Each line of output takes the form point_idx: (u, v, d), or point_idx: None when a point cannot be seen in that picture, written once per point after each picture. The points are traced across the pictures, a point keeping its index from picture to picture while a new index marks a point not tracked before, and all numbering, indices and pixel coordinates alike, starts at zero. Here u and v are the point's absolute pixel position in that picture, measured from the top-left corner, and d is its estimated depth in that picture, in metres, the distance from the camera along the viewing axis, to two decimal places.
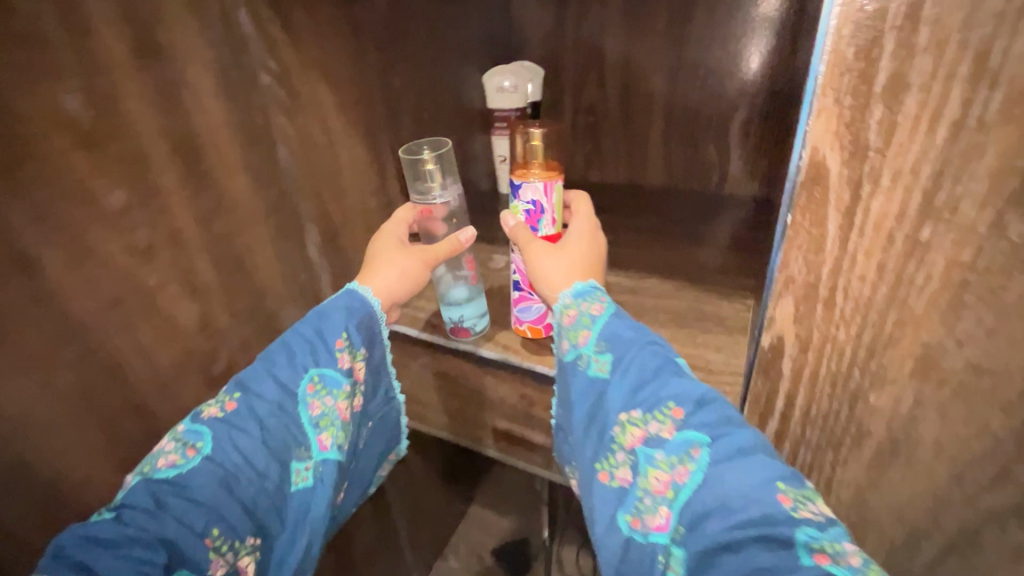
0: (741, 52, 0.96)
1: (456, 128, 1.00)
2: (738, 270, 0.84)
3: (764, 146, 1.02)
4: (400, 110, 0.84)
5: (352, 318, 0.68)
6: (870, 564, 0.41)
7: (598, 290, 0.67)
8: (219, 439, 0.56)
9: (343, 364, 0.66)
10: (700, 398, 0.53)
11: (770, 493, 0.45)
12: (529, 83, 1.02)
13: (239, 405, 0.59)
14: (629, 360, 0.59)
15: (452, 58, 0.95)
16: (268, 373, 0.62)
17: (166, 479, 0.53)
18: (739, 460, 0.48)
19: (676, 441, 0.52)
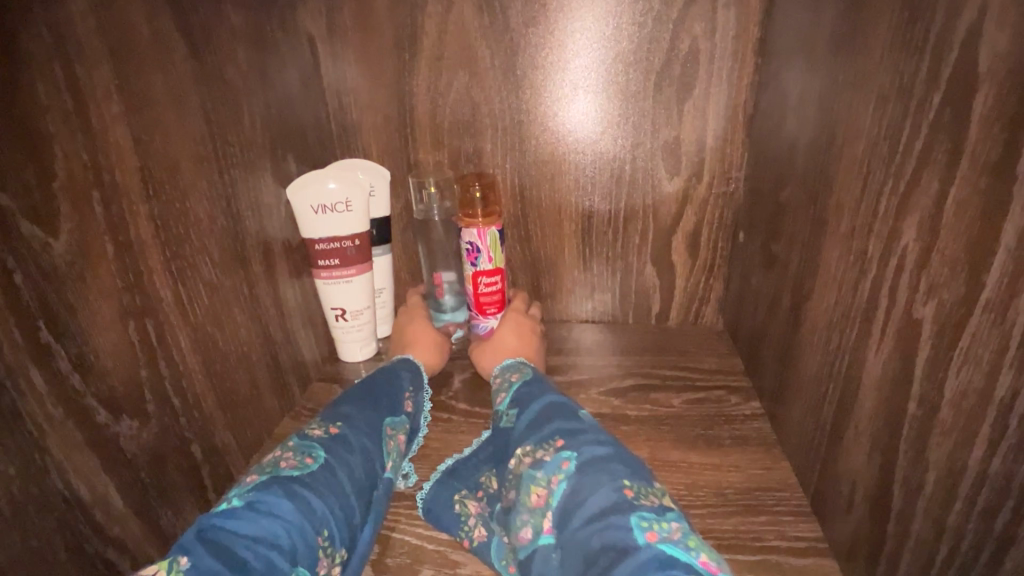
0: (674, 141, 0.67)
1: (239, 290, 0.55)
2: (792, 506, 0.49)
3: (722, 262, 0.72)
4: (73, 301, 0.38)
5: (415, 381, 0.60)
6: (699, 545, 0.35)
7: (518, 365, 0.60)
8: (329, 452, 0.45)
9: (409, 409, 0.57)
10: (587, 428, 0.46)
11: (615, 483, 0.39)
12: (359, 170, 0.68)
13: (343, 432, 0.48)
14: (529, 402, 0.52)
15: (211, 178, 0.51)
16: (358, 406, 0.52)
17: (290, 482, 0.41)
18: (614, 462, 0.42)
19: (549, 461, 0.44)
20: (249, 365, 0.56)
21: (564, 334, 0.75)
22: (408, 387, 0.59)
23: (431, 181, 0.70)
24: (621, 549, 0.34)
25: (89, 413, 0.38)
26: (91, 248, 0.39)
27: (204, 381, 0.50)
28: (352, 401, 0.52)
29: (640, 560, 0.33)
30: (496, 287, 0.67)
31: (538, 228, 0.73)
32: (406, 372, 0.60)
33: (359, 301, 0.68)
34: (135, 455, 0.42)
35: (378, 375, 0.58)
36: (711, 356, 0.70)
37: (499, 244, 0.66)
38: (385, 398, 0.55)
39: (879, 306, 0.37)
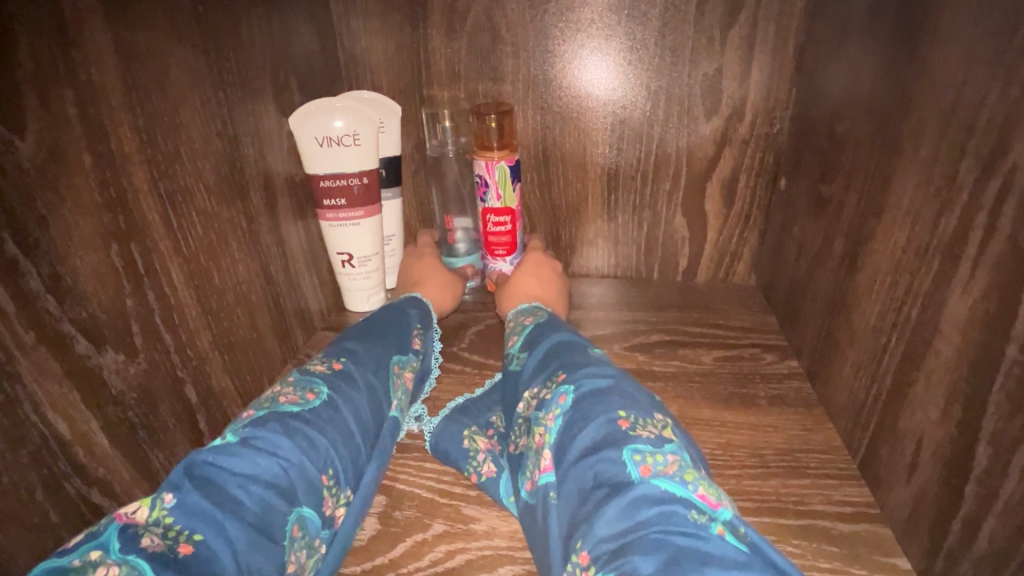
0: (715, 75, 0.61)
1: (238, 223, 0.50)
2: (837, 469, 0.44)
3: (759, 214, 0.66)
4: (44, 216, 0.33)
5: (425, 318, 0.57)
6: (699, 478, 0.32)
7: (535, 308, 0.56)
8: (332, 389, 0.42)
9: (417, 347, 0.53)
10: (592, 361, 0.43)
11: (609, 414, 0.36)
12: (366, 99, 0.63)
13: (348, 366, 0.44)
14: (540, 342, 0.48)
15: (204, 95, 0.46)
16: (365, 341, 0.48)
17: (290, 419, 0.38)
18: (610, 391, 0.38)
19: (544, 398, 0.41)
20: (249, 306, 0.52)
21: (585, 288, 0.70)
22: (417, 325, 0.55)
23: (446, 113, 0.66)
24: (613, 486, 0.31)
25: (67, 342, 0.34)
26: (66, 156, 0.34)
27: (199, 319, 0.46)
28: (355, 333, 0.49)
29: (631, 498, 0.30)
30: (504, 227, 0.63)
31: (560, 173, 0.68)
32: (416, 309, 0.56)
33: (367, 246, 0.63)
34: (123, 391, 0.38)
35: (388, 309, 0.54)
36: (743, 314, 0.65)
37: (509, 181, 0.62)
38: (393, 332, 0.51)
39: (972, 237, 0.32)
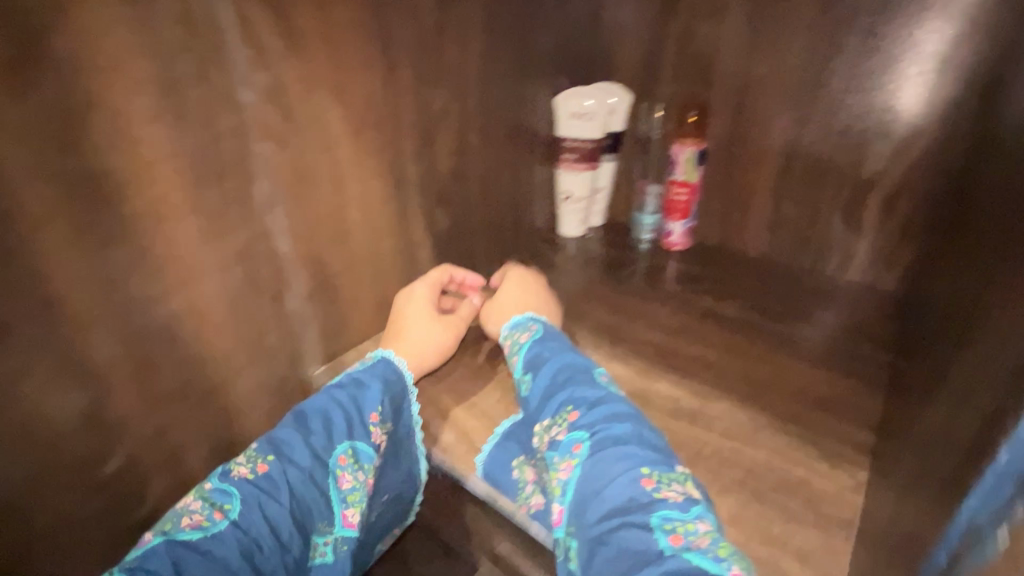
0: (901, 102, 0.70)
1: (510, 157, 0.84)
2: (857, 421, 0.60)
3: (918, 230, 0.74)
4: (433, 137, 0.70)
5: (387, 392, 0.63)
6: (729, 553, 0.43)
7: (531, 321, 0.70)
8: (243, 490, 0.52)
9: (377, 437, 0.61)
10: (599, 401, 0.56)
11: (630, 475, 0.48)
12: (609, 88, 0.88)
13: (272, 470, 0.54)
14: (552, 368, 0.61)
15: (513, 78, 0.78)
16: (298, 433, 0.56)
17: (179, 546, 0.47)
18: (623, 444, 0.51)
19: (565, 441, 0.54)
20: (503, 207, 0.86)
21: (735, 259, 0.89)
22: (376, 407, 0.61)
23: (660, 104, 0.89)
24: (648, 558, 0.42)
25: (426, 198, 0.72)
26: (447, 108, 0.70)
27: (477, 204, 0.81)
28: (294, 421, 0.57)
29: (666, 566, 0.41)
30: (682, 196, 0.86)
31: (741, 164, 0.85)
32: (379, 384, 0.63)
33: (581, 189, 0.92)
34: (439, 229, 0.76)
35: (346, 395, 0.60)
36: (868, 311, 0.76)
37: (693, 161, 0.84)
38: (342, 418, 0.59)
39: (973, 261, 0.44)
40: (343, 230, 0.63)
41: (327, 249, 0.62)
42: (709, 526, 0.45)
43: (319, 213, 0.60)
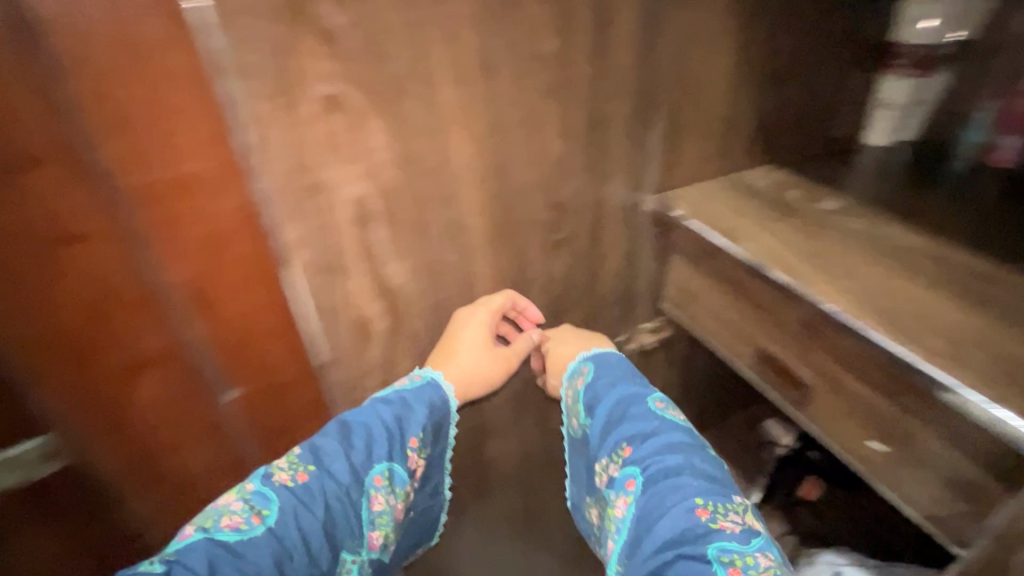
0: None
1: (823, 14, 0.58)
2: None
3: None
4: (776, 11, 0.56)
5: (430, 418, 0.49)
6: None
7: (586, 364, 0.56)
8: (285, 504, 0.38)
9: (412, 461, 0.47)
10: (653, 433, 0.47)
11: (682, 502, 0.43)
12: None
13: (315, 477, 0.40)
14: (613, 384, 0.52)
15: None
16: (345, 438, 0.42)
17: (220, 549, 0.35)
18: (682, 476, 0.44)
19: (618, 476, 0.48)
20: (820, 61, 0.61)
21: None
22: (420, 429, 0.47)
23: None
24: None
25: (759, 76, 0.59)
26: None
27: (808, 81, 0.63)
28: (315, 445, 0.41)
29: None
30: None
31: None
32: (424, 406, 0.48)
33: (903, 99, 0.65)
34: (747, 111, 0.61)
35: (391, 414, 0.45)
36: None
37: None
38: (383, 440, 0.44)
39: None
40: (700, 75, 0.56)
41: (681, 103, 0.57)
42: (772, 561, 0.41)
43: (683, 86, 0.56)
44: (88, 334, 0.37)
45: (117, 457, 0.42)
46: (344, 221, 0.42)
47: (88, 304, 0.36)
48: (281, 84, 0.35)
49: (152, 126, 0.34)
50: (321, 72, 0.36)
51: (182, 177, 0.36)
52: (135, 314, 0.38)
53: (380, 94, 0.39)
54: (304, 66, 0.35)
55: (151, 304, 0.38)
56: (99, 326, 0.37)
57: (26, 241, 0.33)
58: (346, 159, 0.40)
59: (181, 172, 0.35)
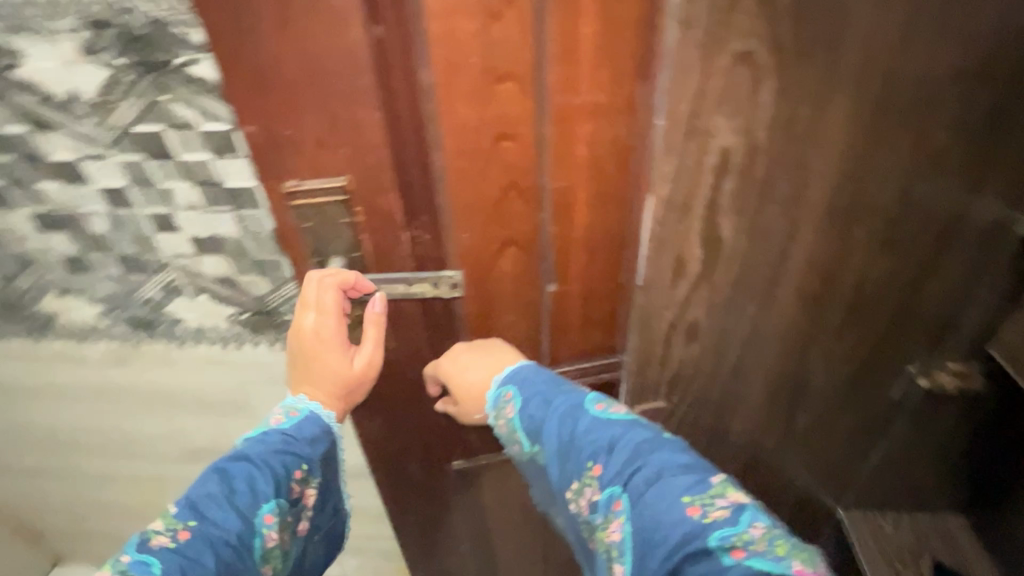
0: None
1: None
2: None
3: None
4: None
5: (313, 447, 0.55)
6: (789, 550, 0.37)
7: (503, 386, 0.55)
8: (166, 563, 0.41)
9: (293, 491, 0.53)
10: (613, 440, 0.46)
11: (669, 508, 0.40)
12: None
13: (196, 531, 0.43)
14: (550, 414, 0.50)
15: None
16: (219, 493, 0.46)
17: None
18: (663, 478, 0.42)
19: (602, 500, 0.45)
20: None
21: None
22: (302, 463, 0.54)
23: None
24: None
25: None
26: None
27: None
28: (198, 493, 0.46)
29: None
30: None
31: None
32: (280, 447, 0.52)
33: None
34: None
35: (268, 452, 0.51)
36: None
37: None
38: (252, 469, 0.49)
39: None
40: None
41: None
42: (765, 527, 0.38)
43: None
44: (490, 211, 0.50)
45: (476, 303, 0.57)
46: (709, 171, 0.44)
47: (504, 182, 0.49)
48: (708, 40, 0.38)
49: (581, 58, 0.43)
50: (744, 28, 0.38)
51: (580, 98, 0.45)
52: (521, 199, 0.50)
53: (788, 57, 0.40)
54: (735, 21, 0.37)
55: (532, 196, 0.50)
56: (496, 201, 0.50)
57: (484, 134, 0.45)
58: (732, 113, 0.42)
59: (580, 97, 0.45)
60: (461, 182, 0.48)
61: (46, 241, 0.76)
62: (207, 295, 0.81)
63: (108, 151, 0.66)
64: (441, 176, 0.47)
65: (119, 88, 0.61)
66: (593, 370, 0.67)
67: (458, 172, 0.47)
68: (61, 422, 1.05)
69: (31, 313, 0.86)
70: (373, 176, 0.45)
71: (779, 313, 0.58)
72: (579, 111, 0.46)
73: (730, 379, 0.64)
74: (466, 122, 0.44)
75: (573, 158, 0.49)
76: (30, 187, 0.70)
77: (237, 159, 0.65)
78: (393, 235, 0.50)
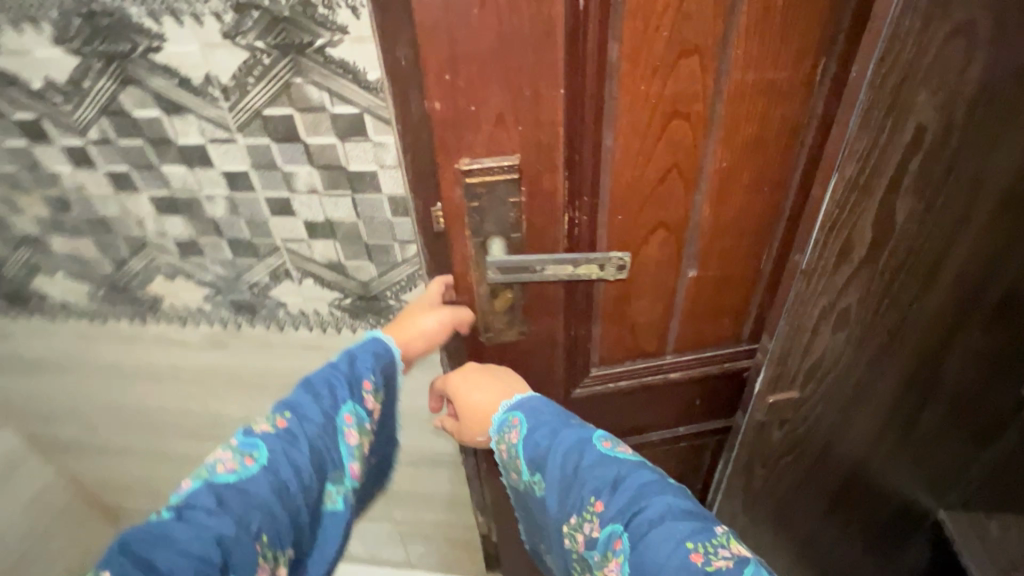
0: None
1: None
2: None
3: None
4: None
5: (378, 362, 0.61)
6: None
7: (510, 414, 0.57)
8: (271, 444, 0.52)
9: (369, 403, 0.61)
10: (619, 481, 0.50)
11: (675, 551, 0.44)
12: None
13: (290, 423, 0.54)
14: (554, 449, 0.53)
15: None
16: (311, 395, 0.56)
17: (223, 488, 0.48)
18: (667, 522, 0.46)
19: (603, 538, 0.49)
20: None
21: None
22: (374, 378, 0.60)
23: None
24: None
25: None
26: None
27: None
28: (291, 397, 0.56)
29: None
30: None
31: None
32: (363, 360, 0.60)
33: None
34: None
35: (343, 364, 0.59)
36: None
37: None
38: (332, 380, 0.58)
39: None
40: None
41: None
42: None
43: None
44: (648, 192, 0.49)
45: (615, 286, 0.56)
46: (899, 149, 0.42)
47: (665, 164, 0.47)
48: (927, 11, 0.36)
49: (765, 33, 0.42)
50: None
51: (755, 74, 0.43)
52: (677, 182, 0.49)
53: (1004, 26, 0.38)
54: None
55: (688, 177, 0.49)
56: (650, 183, 0.48)
57: (656, 110, 0.44)
58: (935, 88, 0.40)
59: (751, 74, 0.43)
60: (627, 160, 0.46)
61: (165, 225, 0.78)
62: (312, 279, 0.81)
63: (236, 134, 0.67)
64: (609, 153, 0.46)
65: (256, 71, 0.61)
66: (715, 357, 0.66)
67: (627, 149, 0.46)
68: (160, 401, 1.11)
69: (141, 294, 0.89)
70: (545, 153, 0.45)
71: (933, 302, 0.56)
72: (760, 85, 0.44)
73: (869, 369, 0.61)
74: (645, 96, 0.43)
75: (740, 137, 0.47)
76: (159, 170, 0.72)
77: (365, 141, 0.65)
78: (554, 216, 0.48)
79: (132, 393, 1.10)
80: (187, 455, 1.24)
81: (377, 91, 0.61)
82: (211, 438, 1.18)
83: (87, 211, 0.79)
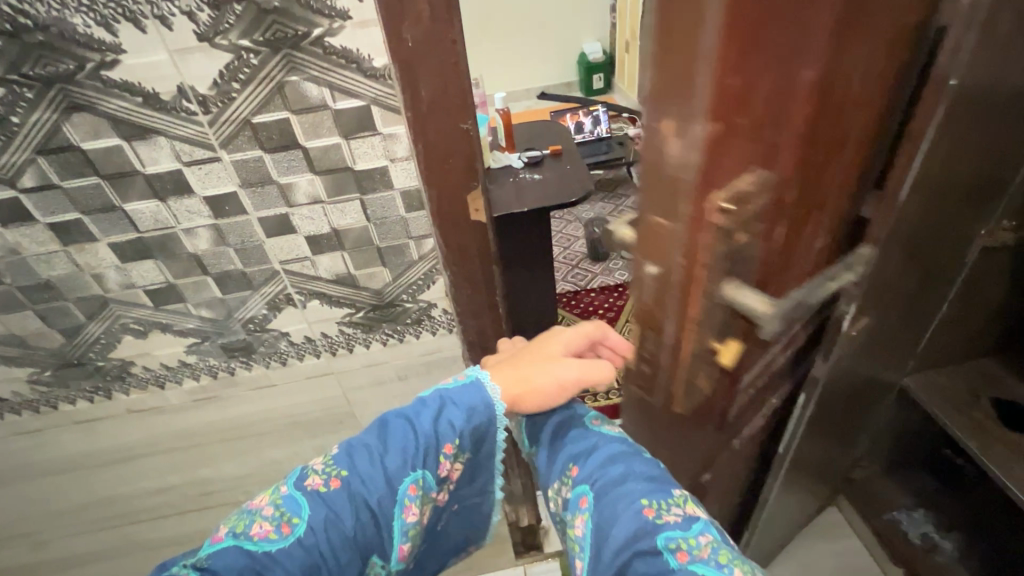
0: None
1: None
2: None
3: None
4: None
5: (469, 421, 0.57)
6: (729, 558, 0.48)
7: None
8: (315, 511, 0.50)
9: (440, 471, 0.56)
10: (596, 448, 0.57)
11: (634, 503, 0.51)
12: None
13: (340, 490, 0.52)
14: (549, 420, 0.63)
15: None
16: (377, 458, 0.53)
17: (251, 555, 0.48)
18: (631, 482, 0.53)
19: (574, 496, 0.56)
20: None
21: None
22: (453, 441, 0.56)
23: None
24: None
25: None
26: None
27: None
28: (357, 447, 0.54)
29: None
30: None
31: None
32: (454, 418, 0.56)
33: None
34: None
35: (426, 424, 0.55)
36: None
37: None
38: (407, 443, 0.54)
39: None
40: None
41: None
42: (712, 538, 0.49)
43: None
44: (807, 168, 0.48)
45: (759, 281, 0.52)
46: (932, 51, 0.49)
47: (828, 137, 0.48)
48: None
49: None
50: None
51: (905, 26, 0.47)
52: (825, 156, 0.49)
53: None
54: None
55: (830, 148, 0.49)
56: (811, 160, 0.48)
57: (853, 75, 0.45)
58: None
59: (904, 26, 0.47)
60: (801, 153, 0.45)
61: (132, 274, 0.67)
62: (319, 299, 0.75)
63: (219, 151, 0.59)
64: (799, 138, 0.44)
65: (242, 75, 0.54)
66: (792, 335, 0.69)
67: (812, 126, 0.45)
68: (133, 483, 0.96)
69: (103, 364, 0.76)
70: (764, 137, 0.40)
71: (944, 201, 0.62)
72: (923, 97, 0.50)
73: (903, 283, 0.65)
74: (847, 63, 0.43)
75: (879, 93, 0.51)
76: (123, 211, 0.62)
77: (374, 136, 0.61)
78: (751, 228, 0.44)
79: (95, 483, 0.94)
80: (169, 538, 1.09)
81: (384, 78, 0.57)
82: (202, 508, 1.05)
83: (23, 277, 0.66)
